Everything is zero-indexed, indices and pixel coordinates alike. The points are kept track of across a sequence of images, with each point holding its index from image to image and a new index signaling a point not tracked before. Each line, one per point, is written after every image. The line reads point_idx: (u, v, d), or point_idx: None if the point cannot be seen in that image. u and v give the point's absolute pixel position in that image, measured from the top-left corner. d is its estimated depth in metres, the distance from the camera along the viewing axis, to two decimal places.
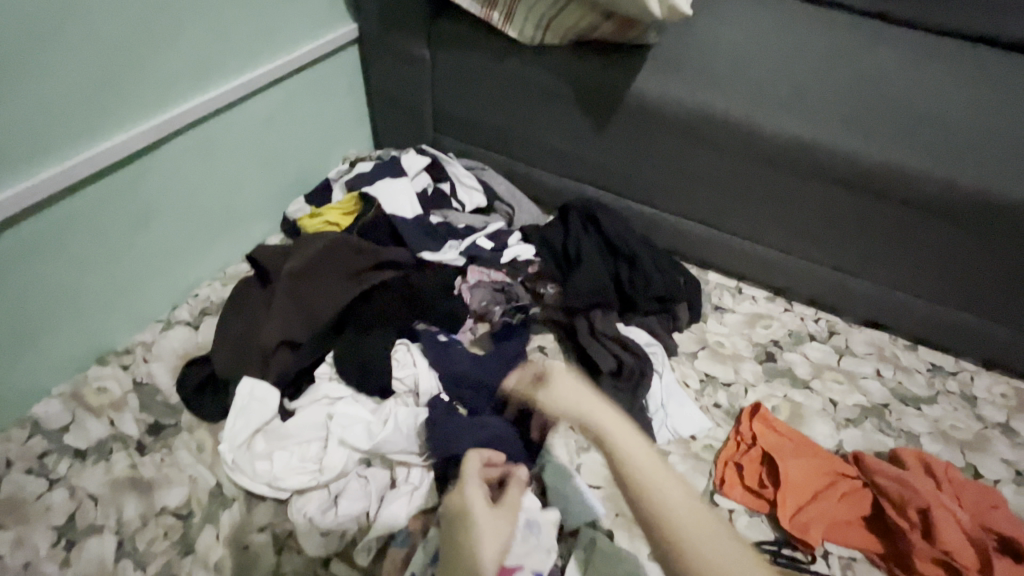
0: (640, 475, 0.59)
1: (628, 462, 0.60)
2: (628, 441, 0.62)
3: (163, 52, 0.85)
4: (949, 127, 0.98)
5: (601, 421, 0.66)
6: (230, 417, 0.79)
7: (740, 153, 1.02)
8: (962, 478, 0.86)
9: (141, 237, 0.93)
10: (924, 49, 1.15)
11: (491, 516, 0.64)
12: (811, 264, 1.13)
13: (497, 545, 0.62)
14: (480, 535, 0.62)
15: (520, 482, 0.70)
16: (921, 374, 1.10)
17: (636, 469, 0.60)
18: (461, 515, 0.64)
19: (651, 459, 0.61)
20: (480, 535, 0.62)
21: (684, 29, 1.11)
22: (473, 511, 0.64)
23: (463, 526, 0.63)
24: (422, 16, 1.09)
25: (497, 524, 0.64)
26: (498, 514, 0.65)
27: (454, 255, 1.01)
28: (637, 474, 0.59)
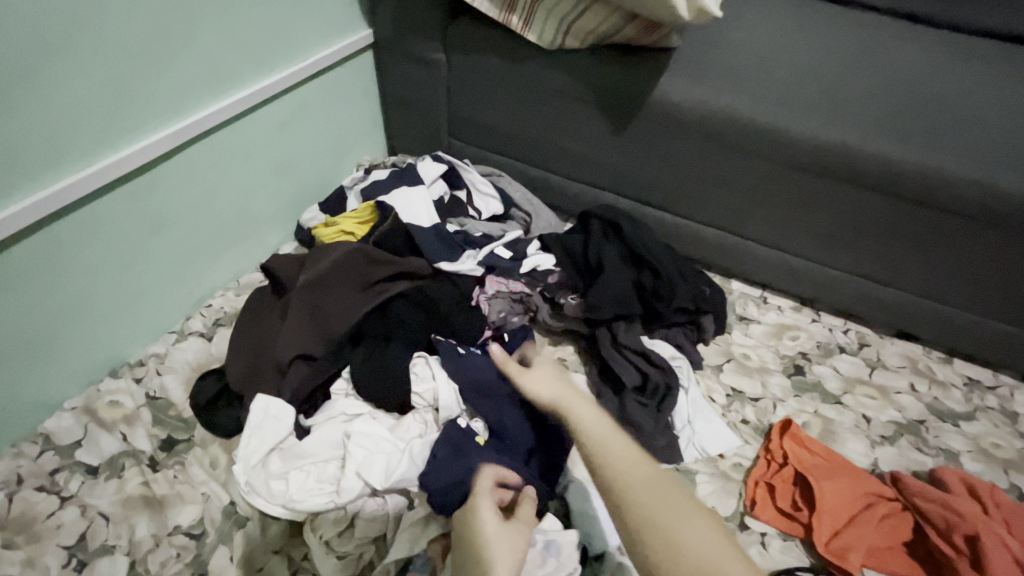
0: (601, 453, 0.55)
1: (598, 453, 0.55)
2: (605, 438, 0.56)
3: (178, 60, 0.84)
4: (989, 131, 0.94)
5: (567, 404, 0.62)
6: (245, 434, 0.75)
7: (767, 158, 0.98)
8: (1009, 502, 0.82)
9: (155, 247, 0.91)
10: (957, 49, 1.11)
11: (504, 530, 0.62)
12: (841, 273, 1.09)
13: (512, 560, 0.58)
14: (494, 551, 0.59)
15: (533, 498, 0.67)
16: (958, 389, 1.06)
17: (605, 457, 0.54)
18: (473, 535, 0.61)
19: (619, 445, 0.55)
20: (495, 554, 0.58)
21: (707, 31, 1.07)
22: (484, 528, 0.61)
23: (475, 545, 0.60)
24: (439, 20, 1.07)
25: (512, 541, 0.60)
26: (511, 530, 0.62)
27: (473, 264, 0.98)
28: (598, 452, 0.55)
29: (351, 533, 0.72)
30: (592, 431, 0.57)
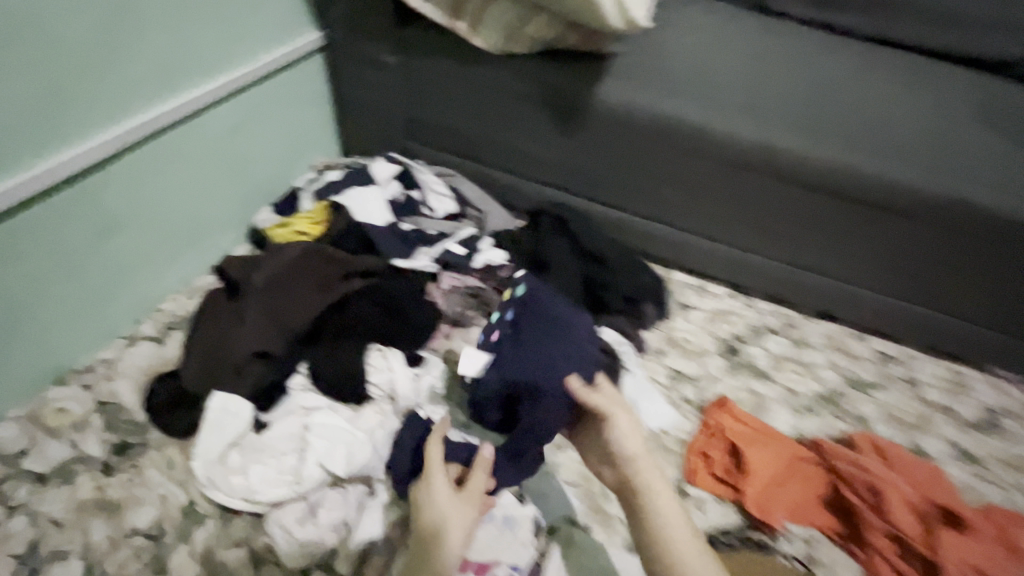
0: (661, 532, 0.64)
1: (662, 531, 0.64)
2: (677, 521, 0.65)
3: (121, 62, 0.83)
4: (889, 131, 1.05)
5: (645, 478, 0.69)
6: (202, 432, 0.77)
7: (699, 157, 1.06)
8: (909, 457, 0.93)
9: (101, 251, 0.90)
10: (864, 57, 1.23)
11: (457, 501, 0.67)
12: (769, 262, 1.19)
13: (461, 530, 0.65)
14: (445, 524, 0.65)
15: (487, 462, 0.72)
16: (871, 362, 1.18)
17: (672, 542, 0.63)
18: (426, 512, 0.67)
19: (681, 524, 0.64)
20: (444, 531, 0.64)
21: (645, 38, 1.14)
22: (439, 501, 0.67)
23: (430, 518, 0.66)
24: (388, 25, 1.09)
25: (462, 516, 0.66)
26: (461, 506, 0.67)
27: (427, 261, 1.03)
28: (660, 524, 0.64)
29: (313, 521, 0.75)
30: (666, 513, 0.65)
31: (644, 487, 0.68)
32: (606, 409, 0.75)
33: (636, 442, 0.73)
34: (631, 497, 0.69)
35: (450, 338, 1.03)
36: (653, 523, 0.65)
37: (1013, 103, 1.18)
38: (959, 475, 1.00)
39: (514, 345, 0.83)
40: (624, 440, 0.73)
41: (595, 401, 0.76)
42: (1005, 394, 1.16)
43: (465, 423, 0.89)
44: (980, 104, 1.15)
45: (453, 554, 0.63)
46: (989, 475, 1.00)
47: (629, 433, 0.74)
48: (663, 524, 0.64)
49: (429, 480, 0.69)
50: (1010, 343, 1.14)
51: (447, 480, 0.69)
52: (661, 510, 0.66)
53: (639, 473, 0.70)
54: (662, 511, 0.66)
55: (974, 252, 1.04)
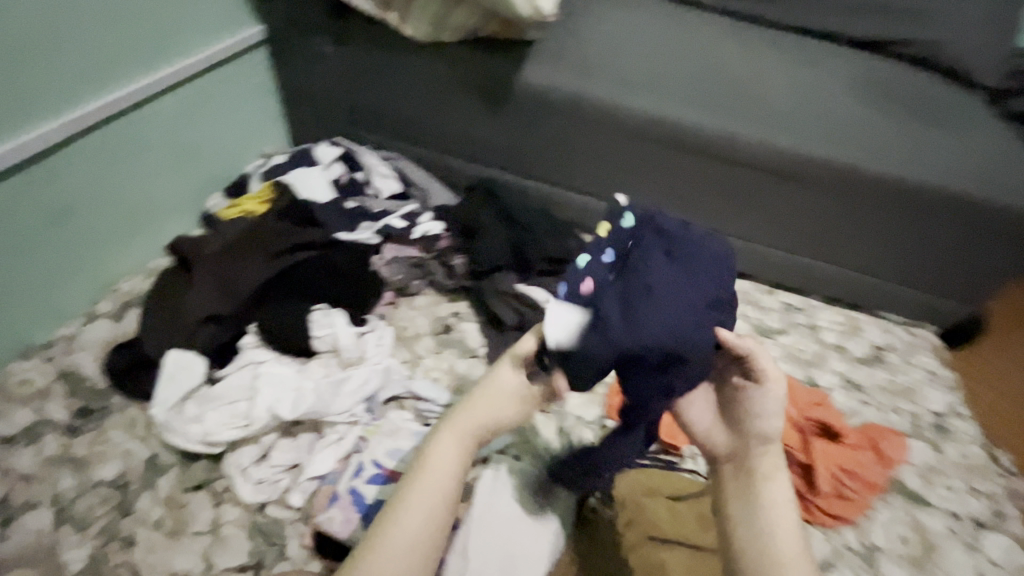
0: (753, 519, 0.59)
1: (758, 519, 0.59)
2: (779, 519, 0.59)
3: (65, 53, 0.90)
4: (776, 102, 1.18)
5: (763, 462, 0.62)
6: (161, 384, 0.86)
7: (611, 131, 1.17)
8: (799, 385, 1.07)
9: (57, 232, 0.97)
10: (764, 40, 1.37)
11: (515, 398, 0.68)
12: (683, 226, 1.30)
13: (496, 420, 0.67)
14: (491, 408, 0.66)
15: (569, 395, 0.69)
16: (776, 311, 1.32)
17: (769, 531, 0.58)
18: (491, 384, 0.68)
19: (790, 530, 0.58)
20: (484, 417, 0.66)
21: (565, 25, 1.24)
22: (502, 387, 0.67)
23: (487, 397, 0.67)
24: (326, 16, 1.16)
25: (511, 406, 0.67)
26: (512, 405, 0.67)
27: (369, 234, 1.13)
28: (760, 514, 0.59)
29: (267, 461, 0.85)
30: (772, 507, 0.60)
31: (761, 470, 0.61)
32: (765, 375, 0.63)
33: (781, 424, 0.62)
34: (744, 469, 0.63)
35: (397, 304, 1.15)
36: (754, 514, 0.60)
37: (890, 78, 1.33)
38: (846, 401, 1.15)
39: (644, 296, 0.62)
40: (767, 415, 0.62)
41: (760, 368, 0.63)
42: (892, 333, 1.32)
43: (406, 374, 1.00)
44: (861, 80, 1.30)
45: (481, 433, 0.66)
46: (871, 399, 1.15)
47: (775, 413, 0.62)
48: (764, 514, 0.59)
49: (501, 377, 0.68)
50: (894, 289, 1.29)
51: (525, 374, 0.68)
52: (767, 504, 0.60)
53: (759, 457, 0.62)
54: (767, 505, 0.60)
55: (855, 208, 1.18)
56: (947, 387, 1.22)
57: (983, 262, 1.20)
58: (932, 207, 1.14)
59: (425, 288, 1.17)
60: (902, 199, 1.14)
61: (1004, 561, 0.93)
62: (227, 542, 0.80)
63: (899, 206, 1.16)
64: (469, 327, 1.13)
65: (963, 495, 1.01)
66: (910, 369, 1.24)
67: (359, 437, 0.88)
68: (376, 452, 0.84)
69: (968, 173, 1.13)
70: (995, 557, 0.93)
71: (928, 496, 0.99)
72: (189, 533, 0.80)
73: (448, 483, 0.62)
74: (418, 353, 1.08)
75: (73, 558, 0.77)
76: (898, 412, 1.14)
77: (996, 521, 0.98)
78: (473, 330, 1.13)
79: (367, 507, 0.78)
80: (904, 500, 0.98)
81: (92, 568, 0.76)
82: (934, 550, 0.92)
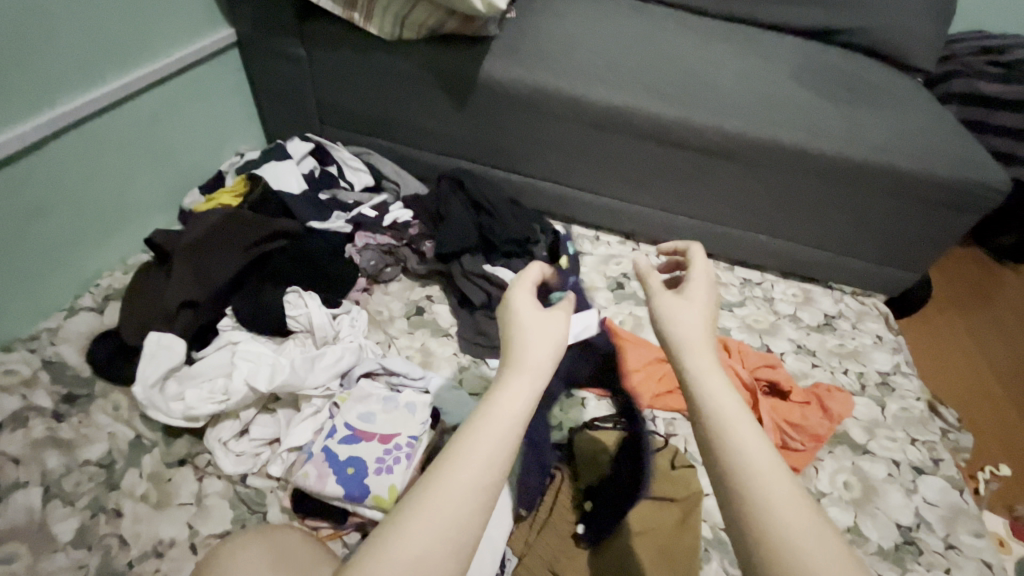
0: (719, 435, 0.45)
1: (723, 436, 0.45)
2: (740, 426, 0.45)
3: (40, 58, 0.93)
4: (724, 88, 1.25)
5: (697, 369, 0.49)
6: (141, 365, 0.89)
7: (570, 120, 1.22)
8: (750, 349, 1.15)
9: (36, 230, 1.00)
10: (714, 32, 1.45)
11: (548, 315, 0.53)
12: (643, 208, 1.36)
13: (546, 346, 0.50)
14: (526, 334, 0.51)
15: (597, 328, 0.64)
16: (734, 286, 1.39)
17: (739, 444, 0.44)
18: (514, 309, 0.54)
19: (754, 435, 0.45)
20: (533, 344, 0.50)
21: (524, 22, 1.31)
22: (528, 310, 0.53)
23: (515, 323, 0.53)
24: (294, 17, 1.21)
25: (549, 326, 0.52)
26: (558, 322, 0.53)
27: (342, 223, 1.19)
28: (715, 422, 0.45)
29: (247, 436, 0.91)
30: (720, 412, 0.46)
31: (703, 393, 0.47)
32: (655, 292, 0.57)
33: (699, 327, 0.52)
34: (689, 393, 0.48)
35: (371, 290, 1.20)
36: (718, 436, 0.45)
37: (832, 64, 1.42)
38: (797, 364, 1.22)
39: None
40: (674, 323, 0.53)
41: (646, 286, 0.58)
42: (843, 302, 1.39)
43: (380, 353, 1.06)
44: (804, 65, 1.39)
45: (530, 367, 0.49)
46: (820, 362, 1.23)
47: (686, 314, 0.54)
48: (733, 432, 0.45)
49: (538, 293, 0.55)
50: (844, 262, 1.37)
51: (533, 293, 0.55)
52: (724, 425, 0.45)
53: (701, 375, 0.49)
54: (728, 421, 0.45)
55: (805, 186, 1.24)
56: (893, 349, 1.30)
57: (922, 231, 1.28)
58: (876, 182, 1.20)
59: (398, 276, 1.23)
60: (847, 175, 1.20)
61: (939, 500, 1.01)
62: (209, 511, 0.85)
63: (845, 184, 1.22)
64: (440, 308, 1.19)
65: (903, 445, 1.09)
66: (859, 333, 1.32)
67: (332, 405, 0.94)
68: (348, 415, 0.91)
69: (906, 150, 1.19)
70: (930, 497, 1.01)
71: (870, 446, 1.07)
72: (174, 504, 0.85)
73: (508, 428, 0.45)
74: (391, 334, 1.13)
75: (63, 530, 0.81)
76: (845, 372, 1.22)
77: (933, 466, 1.06)
78: (444, 311, 1.19)
79: (340, 463, 0.85)
80: (847, 450, 1.06)
81: (82, 539, 0.81)
82: (874, 493, 1.00)
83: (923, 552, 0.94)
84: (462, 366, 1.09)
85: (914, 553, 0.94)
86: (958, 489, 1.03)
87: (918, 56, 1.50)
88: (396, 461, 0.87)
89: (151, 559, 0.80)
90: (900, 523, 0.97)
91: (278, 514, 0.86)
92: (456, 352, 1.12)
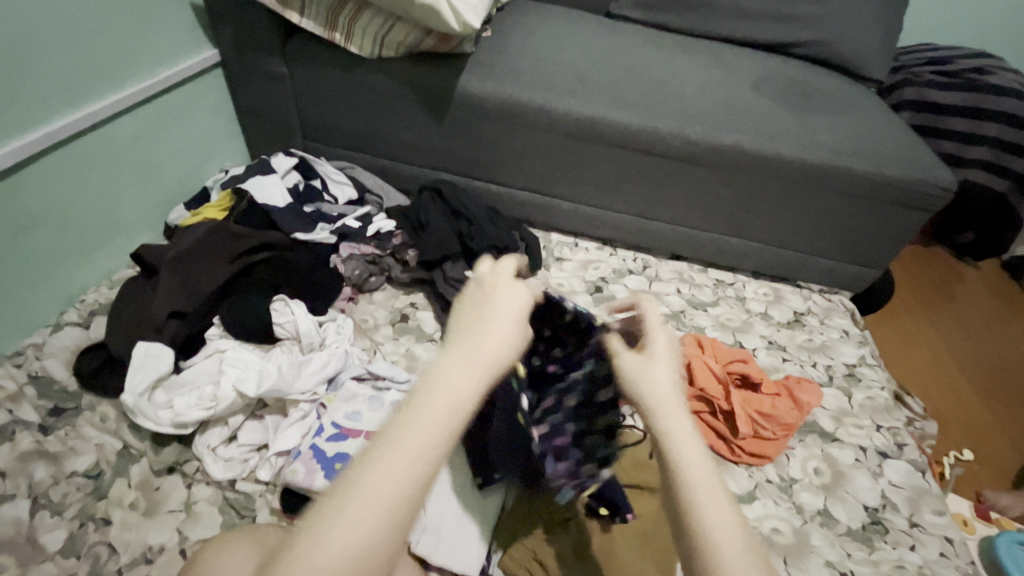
0: (679, 482, 0.49)
1: (680, 488, 0.48)
2: (701, 480, 0.49)
3: (27, 80, 0.96)
4: (689, 99, 1.32)
5: (667, 422, 0.53)
6: (130, 373, 0.91)
7: (545, 131, 1.28)
8: (722, 345, 1.20)
9: (22, 246, 1.02)
10: (680, 46, 1.53)
11: (518, 310, 0.54)
12: (618, 214, 1.42)
13: (502, 342, 0.52)
14: (489, 325, 0.52)
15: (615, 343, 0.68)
16: (708, 287, 1.45)
17: (690, 491, 0.48)
18: (487, 301, 0.55)
19: (714, 488, 0.48)
20: (485, 335, 0.51)
21: (498, 40, 1.38)
22: (496, 300, 0.55)
23: (481, 313, 0.54)
24: (276, 37, 1.25)
25: (512, 322, 0.53)
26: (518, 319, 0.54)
27: (327, 233, 1.22)
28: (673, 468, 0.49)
29: (235, 442, 0.93)
30: (687, 464, 0.49)
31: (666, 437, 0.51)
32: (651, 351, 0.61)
33: (668, 388, 0.56)
34: (658, 451, 0.51)
35: (356, 299, 1.23)
36: (673, 475, 0.49)
37: (791, 76, 1.51)
38: (769, 360, 1.27)
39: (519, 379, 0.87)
40: (654, 384, 0.56)
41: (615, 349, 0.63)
42: (811, 299, 1.46)
43: (366, 359, 1.09)
44: (764, 76, 1.47)
45: (490, 357, 0.50)
46: (791, 356, 1.29)
47: (660, 372, 0.57)
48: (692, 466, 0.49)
49: (505, 293, 0.56)
50: (811, 260, 1.44)
51: (513, 287, 0.57)
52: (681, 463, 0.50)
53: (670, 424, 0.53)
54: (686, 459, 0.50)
55: (770, 190, 1.31)
56: (859, 342, 1.36)
57: (880, 230, 1.35)
58: (834, 184, 1.28)
59: (382, 284, 1.26)
60: (807, 178, 1.28)
61: (903, 482, 1.07)
62: (199, 517, 0.87)
63: (805, 186, 1.29)
64: (425, 314, 1.22)
65: (869, 432, 1.15)
66: (827, 328, 1.38)
67: (319, 406, 0.97)
68: (335, 414, 0.94)
69: (859, 154, 1.27)
70: (895, 480, 1.07)
71: (838, 434, 1.13)
72: (163, 511, 0.87)
73: (450, 421, 0.46)
74: (377, 341, 1.16)
75: (52, 540, 0.82)
76: (814, 365, 1.28)
77: (897, 450, 1.12)
78: (428, 317, 1.22)
79: (328, 459, 0.87)
80: (817, 438, 1.12)
81: (71, 548, 0.82)
82: (841, 478, 1.06)
83: (889, 531, 1.00)
84: None
85: (881, 532, 0.99)
86: (921, 471, 1.09)
87: (870, 66, 1.59)
88: None
89: (140, 566, 0.81)
90: (867, 505, 1.03)
91: (267, 516, 0.88)
92: (440, 356, 1.15)
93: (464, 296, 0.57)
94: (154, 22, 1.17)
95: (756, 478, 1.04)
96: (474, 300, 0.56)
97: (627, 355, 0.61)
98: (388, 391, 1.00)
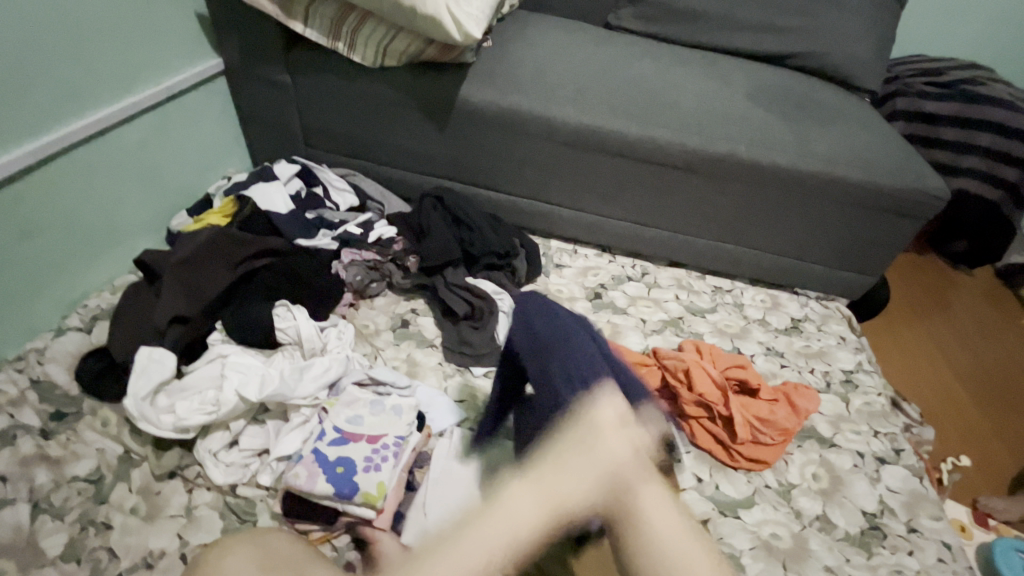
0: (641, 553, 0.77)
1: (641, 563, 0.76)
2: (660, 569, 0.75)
3: (34, 87, 0.98)
4: (686, 108, 1.34)
5: (649, 526, 0.78)
6: (133, 377, 0.92)
7: (544, 139, 1.30)
8: (720, 351, 1.21)
9: (25, 252, 1.02)
10: (677, 57, 1.56)
11: (602, 442, 0.82)
12: (617, 221, 1.44)
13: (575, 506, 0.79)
14: (573, 475, 0.80)
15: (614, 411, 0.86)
16: (706, 294, 1.46)
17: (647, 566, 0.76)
18: (593, 432, 0.82)
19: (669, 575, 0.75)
20: (578, 482, 0.79)
21: (499, 51, 1.40)
22: (591, 437, 0.82)
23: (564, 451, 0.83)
24: (279, 47, 1.27)
25: (598, 478, 0.80)
26: (620, 446, 0.82)
27: (328, 240, 1.24)
28: (642, 559, 0.77)
29: (237, 446, 0.93)
30: (645, 547, 0.77)
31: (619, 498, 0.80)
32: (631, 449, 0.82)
33: (663, 503, 0.80)
34: (632, 529, 0.79)
35: (357, 305, 1.23)
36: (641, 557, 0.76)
37: (787, 86, 1.53)
38: (767, 366, 1.28)
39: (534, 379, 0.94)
40: (646, 492, 0.80)
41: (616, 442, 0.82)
42: (808, 306, 1.47)
43: (366, 364, 1.10)
44: (760, 87, 1.49)
45: (563, 497, 0.78)
46: (788, 362, 1.30)
47: (653, 489, 0.81)
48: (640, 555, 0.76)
49: (608, 442, 0.82)
50: (808, 267, 1.45)
51: (611, 429, 0.82)
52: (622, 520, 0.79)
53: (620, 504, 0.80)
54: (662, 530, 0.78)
55: (767, 197, 1.33)
56: (856, 349, 1.37)
57: (876, 237, 1.37)
58: (830, 193, 1.30)
59: (383, 290, 1.27)
60: (802, 187, 1.29)
61: (901, 487, 1.08)
62: (199, 521, 0.87)
63: (801, 194, 1.31)
64: (425, 320, 1.23)
65: (867, 437, 1.16)
66: (824, 335, 1.39)
67: (320, 411, 0.97)
68: (336, 418, 0.94)
69: (854, 163, 1.29)
70: (893, 485, 1.08)
71: (836, 439, 1.14)
72: (164, 516, 0.87)
73: (504, 541, 0.75)
74: (378, 346, 1.16)
75: (52, 545, 0.82)
76: (812, 371, 1.29)
77: (895, 456, 1.13)
78: (429, 323, 1.23)
79: (329, 463, 0.88)
80: (815, 444, 1.13)
81: (71, 552, 0.82)
82: (839, 483, 1.06)
83: (887, 536, 1.00)
84: (446, 375, 1.13)
85: (879, 537, 1.00)
86: (918, 477, 1.10)
87: (864, 77, 1.62)
88: (384, 459, 0.91)
89: (140, 571, 0.81)
90: (866, 510, 1.03)
91: (268, 521, 0.89)
92: (440, 362, 1.15)
93: (578, 415, 0.85)
94: (160, 32, 1.18)
95: (755, 484, 1.05)
96: (583, 430, 0.83)
97: (631, 468, 0.81)
98: (389, 395, 1.01)
